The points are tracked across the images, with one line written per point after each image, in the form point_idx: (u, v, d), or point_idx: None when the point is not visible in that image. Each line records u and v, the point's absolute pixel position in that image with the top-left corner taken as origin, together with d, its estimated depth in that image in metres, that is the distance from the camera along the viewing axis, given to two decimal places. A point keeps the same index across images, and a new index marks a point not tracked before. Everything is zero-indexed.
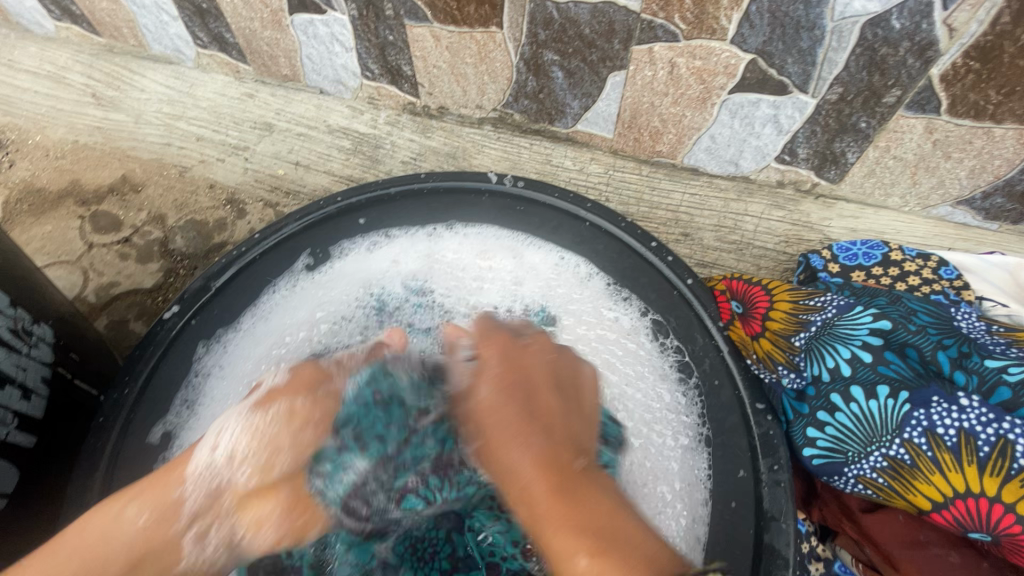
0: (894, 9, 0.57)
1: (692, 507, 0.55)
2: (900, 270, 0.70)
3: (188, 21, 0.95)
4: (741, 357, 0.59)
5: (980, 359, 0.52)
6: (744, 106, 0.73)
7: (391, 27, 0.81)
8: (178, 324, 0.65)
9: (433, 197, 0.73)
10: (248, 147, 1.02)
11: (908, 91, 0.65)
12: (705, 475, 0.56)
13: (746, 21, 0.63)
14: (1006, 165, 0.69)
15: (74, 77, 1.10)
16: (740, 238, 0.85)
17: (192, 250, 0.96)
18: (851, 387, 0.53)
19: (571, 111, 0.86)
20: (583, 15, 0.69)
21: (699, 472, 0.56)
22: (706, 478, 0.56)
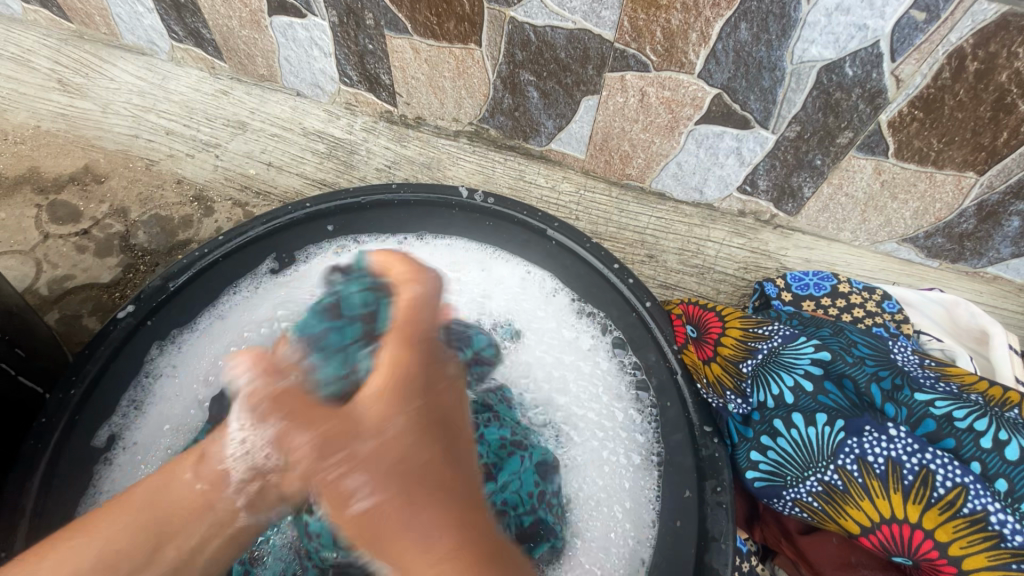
0: (848, 58, 0.61)
1: (639, 529, 0.57)
2: (847, 302, 0.73)
3: (164, 14, 0.94)
4: (693, 381, 0.60)
5: (910, 392, 0.54)
6: (709, 137, 0.76)
7: (371, 36, 0.82)
8: (133, 324, 0.62)
9: (402, 209, 0.73)
10: (219, 144, 1.00)
11: (860, 134, 0.69)
12: (654, 496, 0.58)
13: (713, 57, 0.66)
14: (946, 208, 0.74)
15: (39, 61, 1.06)
16: (702, 262, 0.88)
17: (154, 246, 0.94)
18: (792, 414, 0.55)
19: (545, 130, 0.87)
20: (559, 40, 0.72)
21: (648, 493, 0.58)
22: (655, 500, 0.57)
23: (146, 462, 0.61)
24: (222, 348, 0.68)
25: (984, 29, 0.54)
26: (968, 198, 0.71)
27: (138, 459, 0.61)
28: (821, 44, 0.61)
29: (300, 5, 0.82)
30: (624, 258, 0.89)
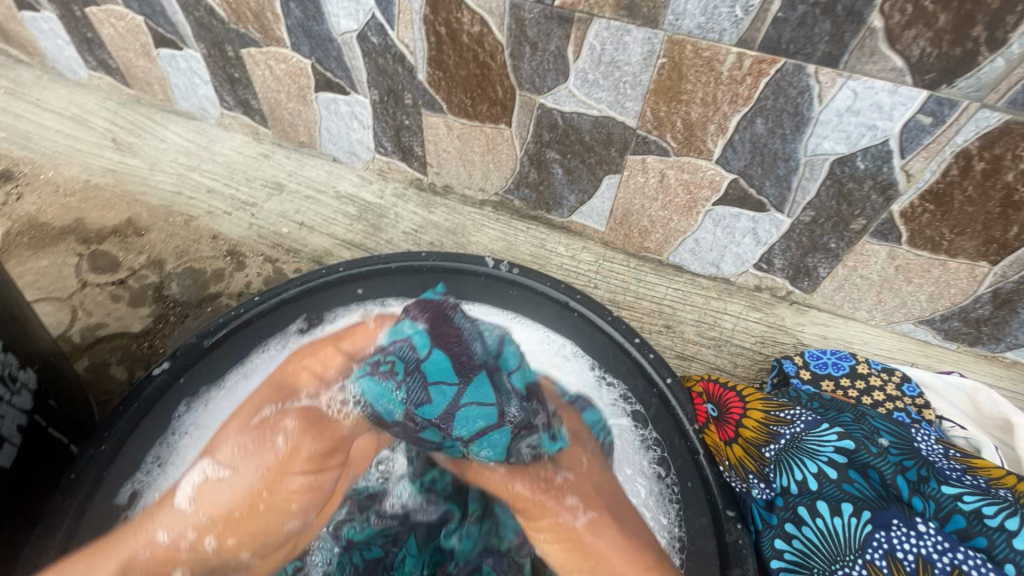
0: (859, 153, 0.65)
1: None
2: (866, 383, 0.73)
3: (218, 86, 1.01)
4: (715, 463, 0.60)
5: (937, 484, 0.54)
6: (726, 218, 0.80)
7: (408, 113, 0.88)
8: (167, 381, 0.65)
9: (430, 275, 0.76)
10: (256, 204, 1.06)
11: (872, 221, 0.72)
12: None
13: (730, 146, 0.71)
14: (960, 293, 0.75)
15: (97, 121, 1.15)
16: (718, 334, 0.88)
17: (186, 297, 0.97)
18: (817, 502, 0.54)
19: (567, 204, 0.91)
20: (585, 125, 0.77)
21: None
22: None
23: None
24: None
25: (988, 134, 0.57)
26: (982, 285, 0.73)
27: None
28: (833, 139, 0.65)
29: (346, 84, 0.89)
30: (642, 327, 0.89)
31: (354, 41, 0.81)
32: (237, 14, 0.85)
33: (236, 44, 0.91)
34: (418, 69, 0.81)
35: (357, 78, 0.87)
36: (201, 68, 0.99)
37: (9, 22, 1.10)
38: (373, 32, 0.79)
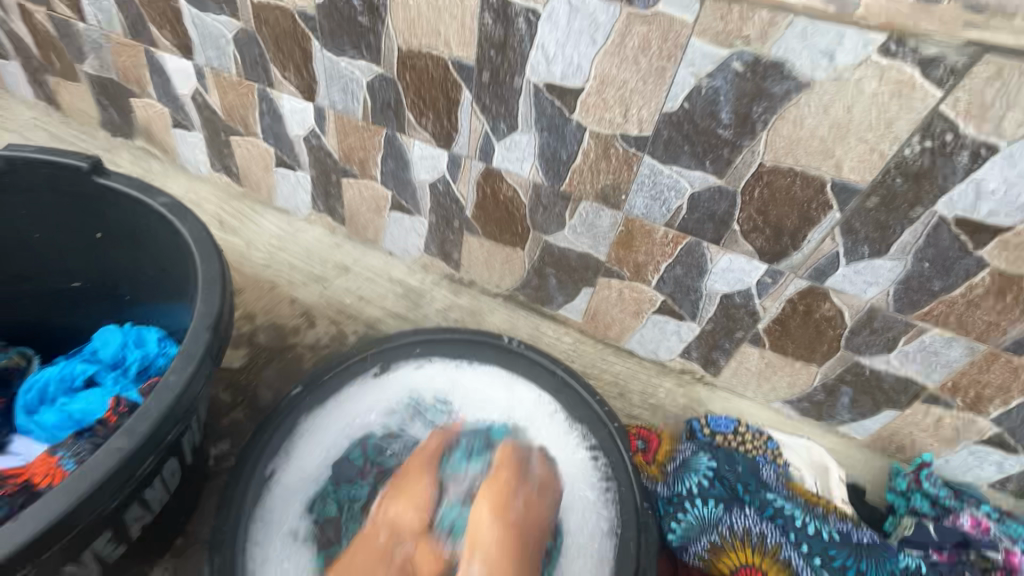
0: (735, 292, 1.09)
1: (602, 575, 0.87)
2: (742, 438, 1.11)
3: (314, 195, 1.42)
4: (638, 474, 0.95)
5: (762, 490, 0.91)
6: (661, 322, 1.22)
7: (454, 232, 1.30)
8: (295, 400, 0.98)
9: (464, 344, 1.11)
10: (327, 279, 1.43)
11: (748, 333, 1.14)
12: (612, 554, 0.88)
13: (661, 279, 1.14)
14: (805, 383, 1.17)
15: (208, 206, 1.53)
16: (655, 402, 1.27)
17: (271, 344, 1.31)
18: (695, 498, 0.90)
19: (556, 302, 1.32)
20: (573, 255, 1.20)
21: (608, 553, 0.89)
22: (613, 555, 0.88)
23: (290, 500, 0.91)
24: (340, 429, 1.00)
25: (802, 289, 1.02)
26: (816, 379, 1.15)
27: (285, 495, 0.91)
28: (721, 283, 1.08)
29: (413, 209, 1.31)
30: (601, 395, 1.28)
31: (426, 186, 1.24)
32: (348, 158, 1.28)
33: (340, 173, 1.32)
34: (467, 208, 1.23)
35: (422, 206, 1.29)
36: (306, 182, 1.40)
37: (158, 131, 1.50)
38: (441, 183, 1.21)
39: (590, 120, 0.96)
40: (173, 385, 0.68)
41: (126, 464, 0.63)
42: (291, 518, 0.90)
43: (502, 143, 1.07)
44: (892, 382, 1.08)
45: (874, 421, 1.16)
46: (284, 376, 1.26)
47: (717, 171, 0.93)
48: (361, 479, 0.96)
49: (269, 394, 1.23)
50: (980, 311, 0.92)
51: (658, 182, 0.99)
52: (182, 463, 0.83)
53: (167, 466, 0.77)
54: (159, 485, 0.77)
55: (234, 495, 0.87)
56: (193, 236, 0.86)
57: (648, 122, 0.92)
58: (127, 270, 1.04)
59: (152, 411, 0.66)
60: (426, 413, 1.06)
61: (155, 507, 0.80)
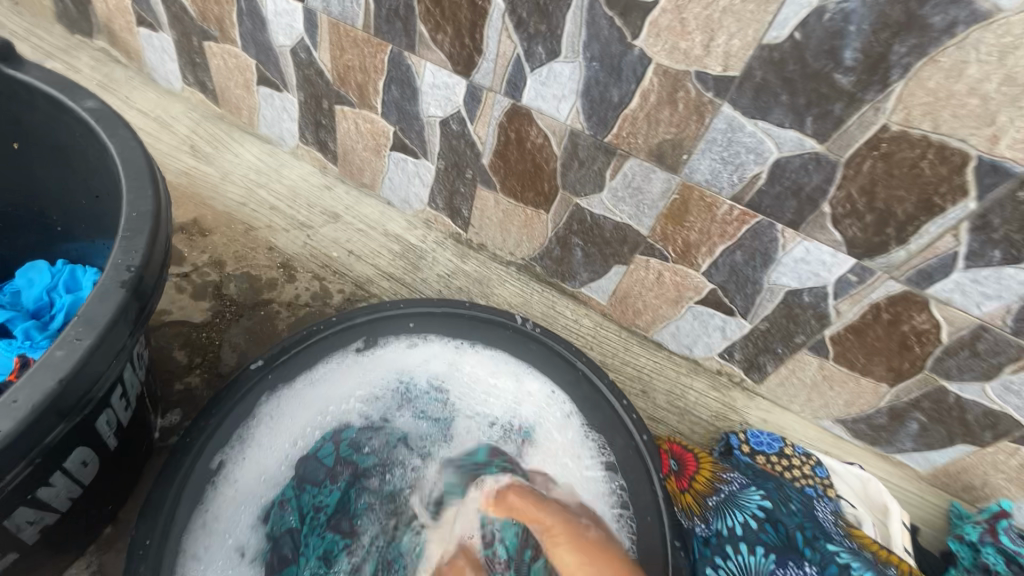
0: (806, 289, 0.88)
1: None
2: (790, 462, 0.95)
3: (302, 125, 1.19)
4: (670, 505, 0.76)
5: (824, 542, 0.73)
6: (703, 315, 1.02)
7: (466, 184, 1.08)
8: (257, 376, 0.79)
9: (468, 322, 0.91)
10: (313, 227, 1.22)
11: (810, 338, 0.94)
12: None
13: (714, 265, 0.93)
14: (867, 403, 0.98)
15: (179, 128, 1.30)
16: (683, 405, 1.10)
17: (241, 298, 1.12)
18: (740, 543, 0.73)
19: (579, 278, 1.11)
20: (608, 225, 0.98)
21: None
22: None
23: (245, 500, 0.75)
24: (314, 415, 0.84)
25: (893, 295, 0.82)
26: (882, 400, 0.96)
27: (240, 494, 0.75)
28: (789, 277, 0.88)
29: (419, 151, 1.08)
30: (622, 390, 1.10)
31: (437, 124, 1.01)
32: (342, 81, 1.04)
33: (333, 100, 1.09)
34: (484, 155, 1.01)
35: (429, 149, 1.06)
36: (293, 108, 1.16)
37: (123, 31, 1.26)
38: (455, 121, 0.99)
39: (658, 49, 0.73)
40: (60, 364, 0.48)
41: None
42: (241, 526, 0.74)
43: (537, 74, 0.84)
44: (980, 415, 0.89)
45: (942, 455, 0.98)
46: (253, 337, 1.07)
47: (819, 133, 0.71)
48: (331, 482, 0.79)
49: (233, 357, 1.04)
50: None
51: (734, 141, 0.77)
52: (101, 449, 0.65)
53: (72, 456, 0.59)
54: (63, 481, 0.60)
55: (167, 495, 0.69)
56: (121, 156, 0.65)
57: (737, 56, 0.69)
58: (55, 194, 0.83)
59: (21, 404, 0.46)
60: (416, 402, 0.90)
61: (60, 503, 0.62)
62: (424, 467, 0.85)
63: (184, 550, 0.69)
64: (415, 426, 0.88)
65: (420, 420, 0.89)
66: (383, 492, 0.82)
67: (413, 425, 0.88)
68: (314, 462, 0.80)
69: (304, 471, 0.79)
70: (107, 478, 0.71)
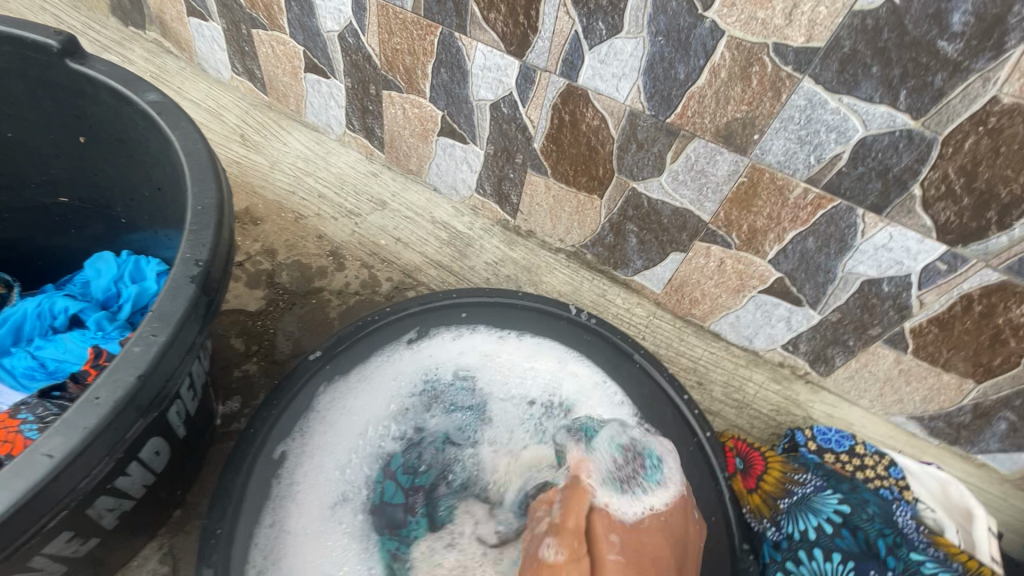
0: (885, 278, 0.82)
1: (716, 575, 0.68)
2: (861, 462, 0.90)
3: (349, 111, 1.18)
4: (738, 505, 0.74)
5: (908, 550, 0.69)
6: (767, 304, 0.96)
7: (515, 169, 1.05)
8: (315, 367, 0.80)
9: (516, 311, 0.89)
10: (361, 215, 1.22)
11: (887, 330, 0.88)
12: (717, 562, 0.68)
13: (783, 253, 0.87)
14: (948, 400, 0.91)
15: (229, 117, 1.32)
16: (741, 398, 1.06)
17: (293, 287, 1.13)
18: (815, 548, 0.69)
19: (633, 266, 1.07)
20: (666, 211, 0.94)
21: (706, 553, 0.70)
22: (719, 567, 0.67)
23: (305, 499, 0.74)
24: (363, 416, 0.81)
25: (988, 285, 0.75)
26: (967, 397, 0.89)
27: (300, 493, 0.74)
28: (867, 265, 0.82)
29: (468, 136, 1.05)
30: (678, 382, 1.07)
31: (487, 107, 0.98)
32: (391, 66, 1.02)
33: (380, 85, 1.07)
34: (536, 139, 0.97)
35: (478, 134, 1.03)
36: (340, 95, 1.15)
37: (174, 22, 1.27)
38: (506, 105, 0.95)
39: (732, 20, 0.67)
40: (138, 361, 0.48)
41: (67, 469, 0.45)
42: (334, 552, 0.72)
43: (596, 52, 0.80)
44: None
45: None
46: (306, 325, 1.09)
47: (914, 108, 0.64)
48: (412, 515, 0.74)
49: (287, 345, 1.06)
50: None
51: (813, 119, 0.71)
52: (171, 438, 0.65)
53: (146, 447, 0.59)
54: (137, 471, 0.60)
55: (234, 483, 0.70)
56: (184, 149, 0.64)
57: (824, 26, 0.63)
58: (120, 186, 0.84)
59: (103, 400, 0.46)
60: (444, 396, 0.85)
61: (136, 492, 0.64)
62: (479, 453, 0.81)
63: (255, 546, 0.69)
64: (451, 420, 0.84)
65: (453, 413, 0.84)
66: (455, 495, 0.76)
67: (448, 420, 0.84)
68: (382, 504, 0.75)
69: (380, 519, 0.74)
70: (176, 463, 0.72)
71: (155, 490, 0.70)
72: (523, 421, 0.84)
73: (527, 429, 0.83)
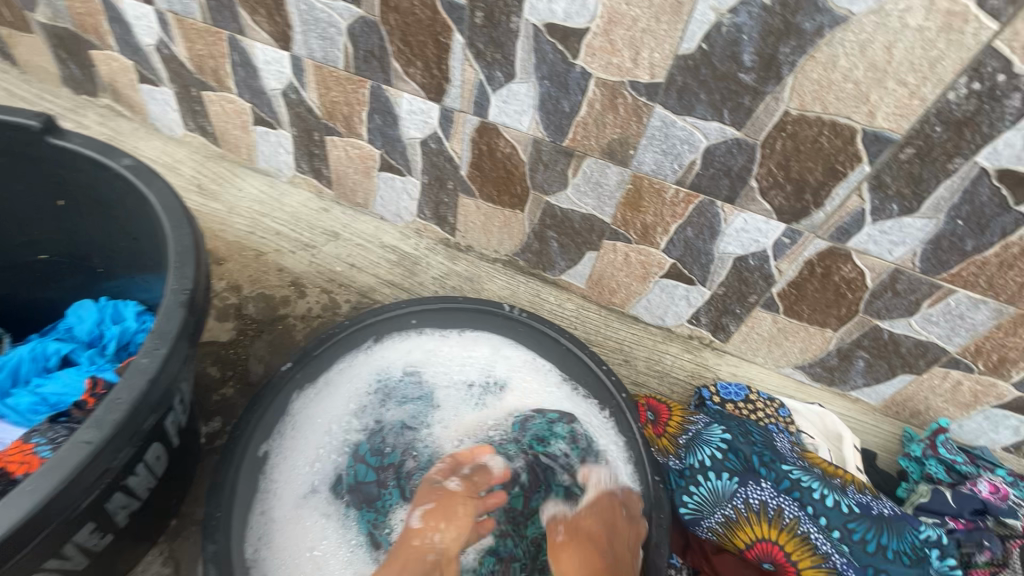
0: (749, 254, 1.02)
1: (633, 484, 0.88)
2: (754, 406, 1.08)
3: (297, 156, 1.32)
4: (648, 447, 0.90)
5: (777, 462, 0.87)
6: (669, 287, 1.16)
7: (448, 194, 1.22)
8: (288, 376, 0.91)
9: (460, 312, 1.03)
10: (316, 246, 1.35)
11: (761, 297, 1.08)
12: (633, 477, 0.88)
13: (671, 242, 1.07)
14: (819, 348, 1.12)
15: (185, 170, 1.43)
16: (661, 368, 1.24)
17: (260, 316, 1.25)
18: (708, 471, 0.86)
19: (558, 267, 1.25)
20: (576, 217, 1.12)
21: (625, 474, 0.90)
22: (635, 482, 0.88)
23: (291, 485, 0.88)
24: (331, 416, 0.96)
25: (821, 251, 0.96)
26: (830, 344, 1.10)
27: (287, 483, 0.88)
28: (734, 245, 1.02)
29: (404, 170, 1.22)
30: (606, 360, 1.24)
31: (418, 144, 1.14)
32: (331, 115, 1.18)
33: (323, 132, 1.22)
34: (462, 167, 1.14)
35: (413, 167, 1.20)
36: (288, 142, 1.30)
37: (126, 88, 1.39)
38: (433, 141, 1.12)
39: (595, 65, 0.86)
40: (146, 368, 0.62)
41: (100, 454, 0.57)
42: (321, 524, 0.87)
43: (499, 94, 0.98)
44: (912, 346, 1.03)
45: (889, 386, 1.12)
46: (275, 348, 1.21)
47: (736, 122, 0.85)
48: (384, 488, 0.92)
49: (260, 368, 1.18)
50: (1015, 272, 0.86)
51: (669, 135, 0.91)
52: (168, 445, 0.77)
53: (151, 449, 0.71)
54: (144, 471, 0.72)
55: (226, 478, 0.80)
56: (160, 202, 0.78)
57: (660, 66, 0.83)
58: (97, 240, 0.96)
59: (123, 399, 0.60)
60: (395, 392, 1.01)
61: (142, 493, 0.75)
62: (433, 431, 1.00)
63: (253, 528, 0.82)
64: (404, 410, 1.00)
65: (406, 404, 1.01)
66: (420, 468, 0.96)
67: (401, 411, 1.00)
68: (354, 483, 0.92)
69: (361, 493, 0.91)
70: (173, 471, 0.84)
71: (157, 495, 0.81)
72: (465, 400, 1.03)
73: (470, 405, 1.03)
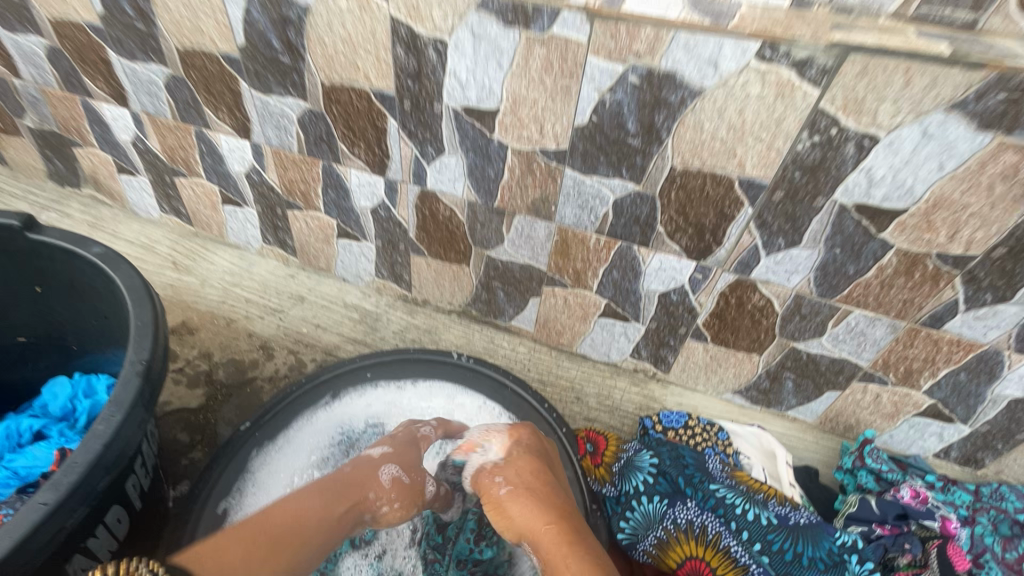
0: (671, 290, 1.12)
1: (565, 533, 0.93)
2: (693, 431, 1.14)
3: (264, 229, 1.44)
4: (587, 480, 0.97)
5: (703, 482, 0.93)
6: (608, 325, 1.25)
7: (401, 254, 1.33)
8: (246, 434, 0.99)
9: (412, 363, 1.12)
10: (283, 310, 1.44)
11: (689, 328, 1.18)
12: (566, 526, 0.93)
13: (601, 284, 1.17)
14: (750, 372, 1.20)
15: (161, 248, 1.54)
16: (611, 403, 1.31)
17: (230, 380, 1.32)
18: (640, 496, 0.93)
19: (507, 314, 1.35)
20: (516, 268, 1.23)
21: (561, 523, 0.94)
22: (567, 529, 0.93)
23: None
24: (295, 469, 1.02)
25: (730, 283, 1.06)
26: (759, 367, 1.18)
27: None
28: (656, 283, 1.12)
29: (360, 235, 1.33)
30: (559, 399, 1.31)
31: (369, 213, 1.26)
32: (290, 192, 1.30)
33: (285, 207, 1.35)
34: (410, 229, 1.26)
35: (367, 232, 1.31)
36: (254, 218, 1.42)
37: (107, 179, 1.52)
38: (382, 209, 1.24)
39: (510, 137, 0.99)
40: (102, 433, 0.70)
41: (55, 513, 0.65)
42: None
43: (433, 166, 1.10)
44: (829, 364, 1.12)
45: (820, 403, 1.19)
46: (243, 410, 1.28)
47: (634, 177, 0.97)
48: None
49: (228, 430, 1.24)
50: (895, 290, 0.96)
51: (582, 192, 1.03)
52: (130, 508, 0.83)
53: (110, 513, 0.77)
54: (104, 534, 0.78)
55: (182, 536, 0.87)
56: (125, 284, 0.88)
57: (563, 136, 0.96)
58: (71, 321, 1.05)
59: (78, 461, 0.67)
60: (359, 443, 1.08)
61: (102, 556, 0.80)
62: None
63: None
64: None
65: None
66: None
67: None
68: None
69: None
70: (135, 536, 0.88)
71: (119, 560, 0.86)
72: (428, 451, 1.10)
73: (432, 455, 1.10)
